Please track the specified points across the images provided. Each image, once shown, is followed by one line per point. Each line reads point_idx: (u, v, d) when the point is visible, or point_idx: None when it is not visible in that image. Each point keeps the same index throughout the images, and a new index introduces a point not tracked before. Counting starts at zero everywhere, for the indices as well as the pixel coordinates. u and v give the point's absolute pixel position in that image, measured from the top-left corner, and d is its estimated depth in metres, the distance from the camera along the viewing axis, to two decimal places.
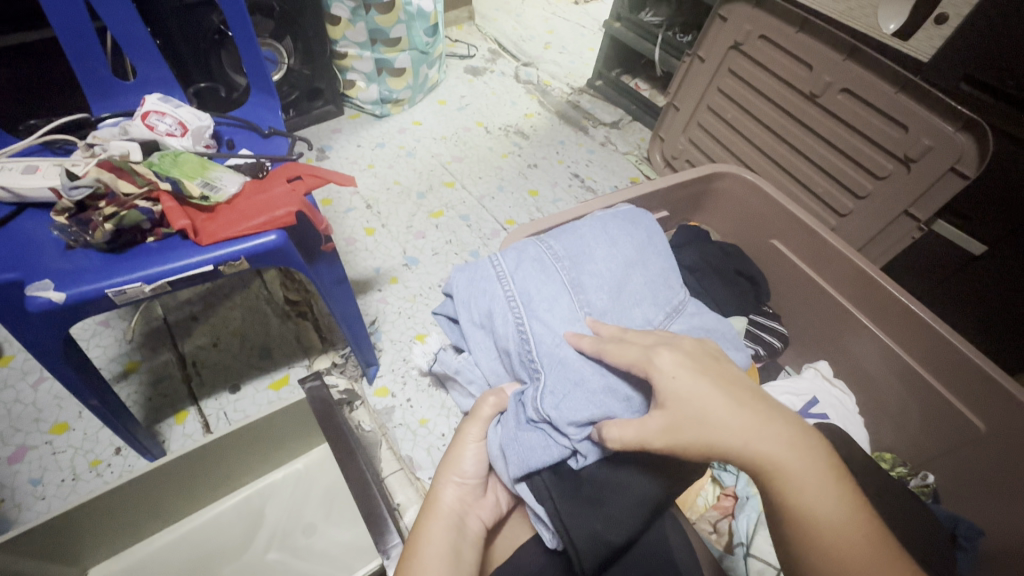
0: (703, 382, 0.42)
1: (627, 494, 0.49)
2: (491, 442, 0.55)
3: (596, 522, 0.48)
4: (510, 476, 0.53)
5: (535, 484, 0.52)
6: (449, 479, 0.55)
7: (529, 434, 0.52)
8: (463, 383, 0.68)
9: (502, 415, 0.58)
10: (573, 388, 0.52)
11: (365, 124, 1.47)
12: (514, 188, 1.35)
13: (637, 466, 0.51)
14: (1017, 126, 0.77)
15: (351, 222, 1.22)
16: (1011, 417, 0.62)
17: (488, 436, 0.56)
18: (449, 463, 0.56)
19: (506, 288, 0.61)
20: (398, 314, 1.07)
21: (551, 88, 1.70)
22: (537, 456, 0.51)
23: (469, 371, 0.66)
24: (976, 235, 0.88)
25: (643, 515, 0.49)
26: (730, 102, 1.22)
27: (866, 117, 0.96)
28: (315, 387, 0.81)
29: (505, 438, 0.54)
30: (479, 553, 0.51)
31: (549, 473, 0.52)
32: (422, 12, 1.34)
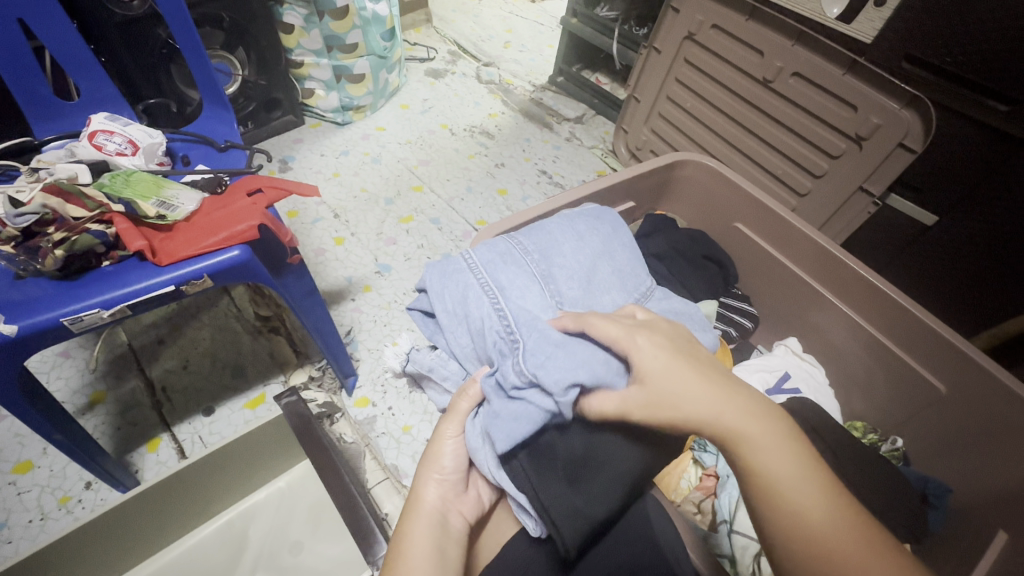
0: (682, 370, 0.43)
1: (605, 471, 0.50)
2: (471, 436, 0.54)
3: (575, 499, 0.49)
4: (490, 464, 0.53)
5: (514, 468, 0.51)
6: (431, 479, 0.54)
7: (506, 411, 0.51)
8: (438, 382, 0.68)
9: (479, 407, 0.56)
10: (554, 348, 0.50)
11: (327, 132, 1.45)
12: (482, 189, 1.35)
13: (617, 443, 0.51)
14: (957, 102, 0.81)
15: (319, 232, 1.20)
16: (966, 377, 0.66)
17: (466, 430, 0.55)
18: (428, 462, 0.56)
19: (479, 275, 0.61)
20: (373, 322, 1.05)
21: (513, 86, 1.70)
22: (520, 432, 0.49)
23: (442, 368, 0.66)
24: (926, 207, 0.93)
25: (622, 489, 0.51)
26: (688, 92, 1.24)
27: (815, 99, 0.99)
28: (291, 402, 0.79)
29: (491, 414, 0.52)
30: (463, 550, 0.51)
31: (523, 453, 0.51)
32: (378, 17, 1.32)
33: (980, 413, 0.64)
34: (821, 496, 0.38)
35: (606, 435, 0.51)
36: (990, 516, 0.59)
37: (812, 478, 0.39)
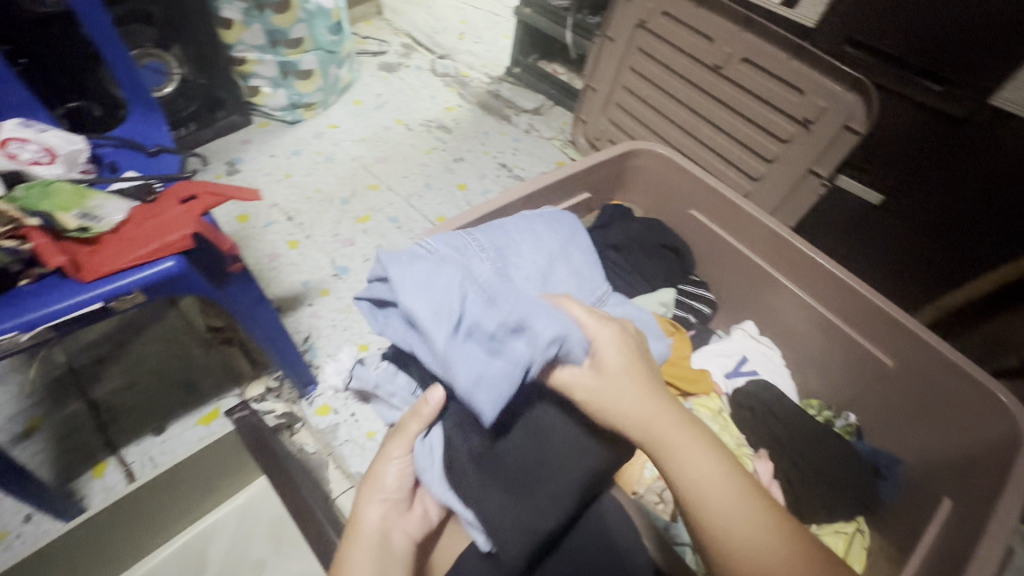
0: (628, 386, 0.45)
1: (554, 483, 0.50)
2: (419, 457, 0.56)
3: (521, 514, 0.50)
4: (438, 485, 0.56)
5: (458, 483, 0.53)
6: (373, 504, 0.56)
7: (472, 415, 0.52)
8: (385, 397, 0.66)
9: (427, 429, 0.56)
10: (533, 301, 0.47)
11: (275, 132, 1.39)
12: (441, 184, 1.33)
13: (576, 452, 0.50)
14: (898, 84, 0.86)
15: (271, 237, 1.15)
16: (912, 351, 0.68)
17: (415, 451, 0.56)
18: (372, 484, 0.57)
19: (438, 250, 0.55)
20: (332, 327, 1.02)
21: (469, 78, 1.67)
22: (482, 439, 0.51)
23: (389, 385, 0.65)
24: (872, 187, 0.97)
25: (574, 498, 0.51)
26: (642, 80, 1.24)
27: (764, 83, 1.00)
28: (243, 416, 0.75)
29: (455, 420, 0.53)
30: (406, 568, 0.54)
31: (470, 465, 0.52)
32: (323, 10, 1.27)
33: (926, 385, 0.67)
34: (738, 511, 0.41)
35: (563, 447, 0.50)
36: (936, 485, 0.62)
37: (732, 487, 0.42)
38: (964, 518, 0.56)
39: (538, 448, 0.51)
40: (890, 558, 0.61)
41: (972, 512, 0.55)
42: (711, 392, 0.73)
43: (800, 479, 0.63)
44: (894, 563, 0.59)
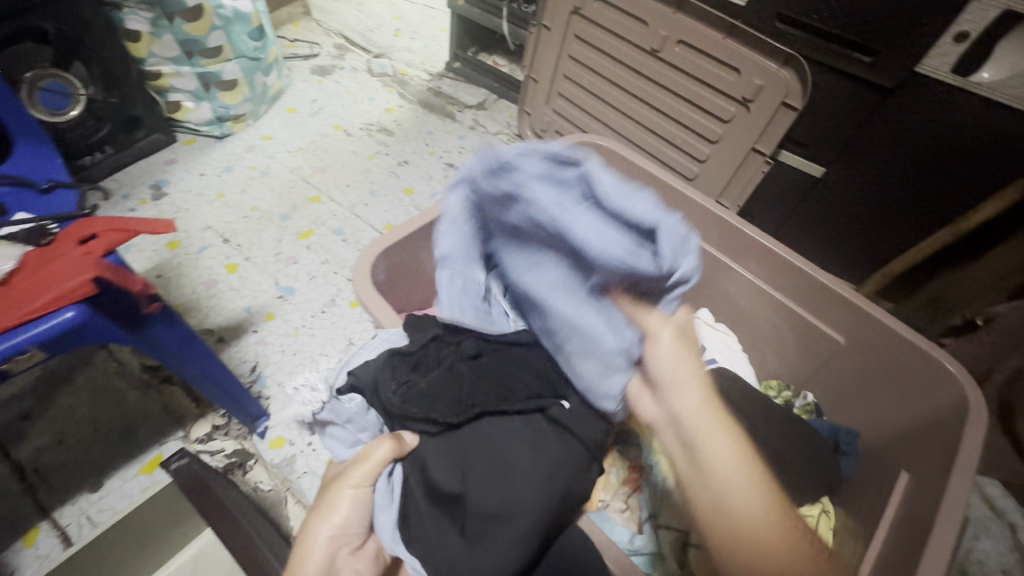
0: (684, 358, 0.50)
1: (508, 530, 0.52)
2: (378, 493, 0.59)
3: (473, 559, 0.52)
4: (388, 535, 0.57)
5: (412, 517, 0.56)
6: (320, 534, 0.56)
7: (438, 454, 0.57)
8: (348, 428, 0.65)
9: (393, 468, 0.60)
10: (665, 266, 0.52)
11: (203, 149, 1.30)
12: (386, 191, 1.27)
13: (528, 495, 0.53)
14: (828, 57, 0.86)
15: (207, 262, 1.08)
16: (860, 326, 0.68)
17: (377, 487, 0.59)
18: (325, 510, 0.58)
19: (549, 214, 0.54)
20: (281, 352, 0.97)
21: (408, 76, 1.61)
22: (448, 477, 0.56)
23: (363, 420, 0.64)
24: (813, 160, 0.99)
25: (529, 541, 0.53)
26: (582, 68, 1.21)
27: (702, 66, 0.99)
28: (182, 466, 0.70)
29: (419, 459, 0.59)
30: None
31: (427, 499, 0.57)
32: (240, 14, 1.19)
33: (876, 357, 0.67)
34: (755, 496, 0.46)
35: (518, 491, 0.53)
36: (892, 456, 0.63)
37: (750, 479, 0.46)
38: (920, 490, 0.56)
39: (499, 494, 0.53)
40: (853, 536, 0.61)
41: (927, 484, 0.56)
42: None
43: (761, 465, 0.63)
44: (857, 541, 0.60)
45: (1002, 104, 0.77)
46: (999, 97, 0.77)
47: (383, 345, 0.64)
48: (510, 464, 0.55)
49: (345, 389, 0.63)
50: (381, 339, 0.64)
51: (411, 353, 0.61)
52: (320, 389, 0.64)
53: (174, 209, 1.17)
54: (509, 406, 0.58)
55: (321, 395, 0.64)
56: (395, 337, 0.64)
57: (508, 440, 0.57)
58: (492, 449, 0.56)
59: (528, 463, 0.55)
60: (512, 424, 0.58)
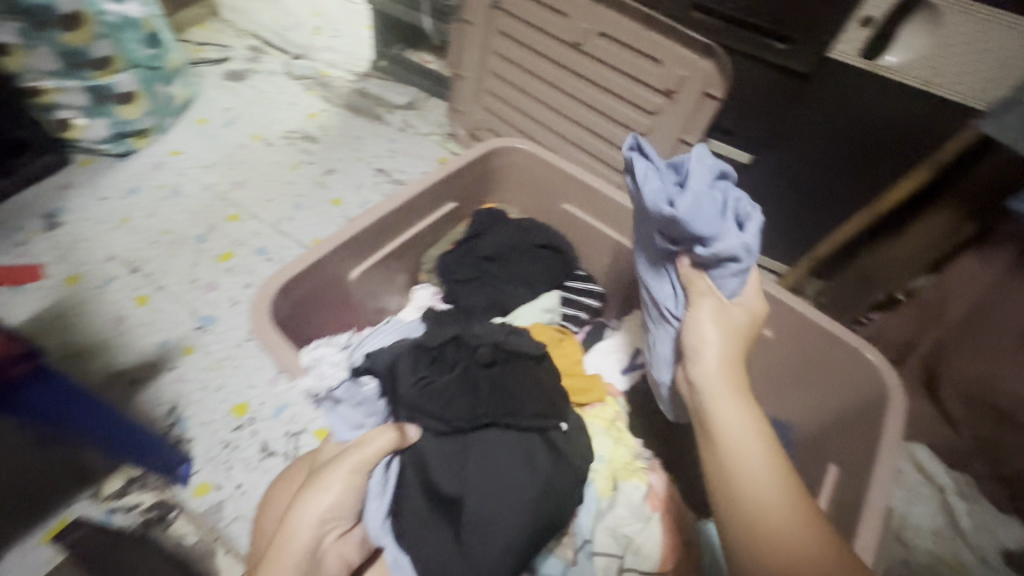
0: (715, 331, 0.54)
1: (501, 533, 0.51)
2: (373, 481, 0.55)
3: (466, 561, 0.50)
4: (376, 528, 0.54)
5: (406, 509, 0.54)
6: (310, 515, 0.48)
7: (439, 456, 0.55)
8: (356, 414, 0.56)
9: (392, 458, 0.56)
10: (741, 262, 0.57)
11: (103, 169, 1.19)
12: (313, 203, 1.20)
13: (533, 495, 0.53)
14: (745, 46, 0.86)
15: (114, 296, 0.99)
16: (788, 321, 0.67)
17: (374, 475, 0.55)
18: (316, 488, 0.50)
19: None
20: (202, 390, 0.89)
21: (331, 78, 1.52)
22: (449, 478, 0.54)
23: (377, 404, 0.57)
24: (741, 147, 0.99)
25: (524, 544, 0.51)
26: (508, 64, 1.16)
27: (625, 58, 0.97)
28: (77, 539, 0.72)
29: (418, 457, 0.55)
30: None
31: (423, 495, 0.54)
32: (129, 19, 1.09)
33: (806, 349, 0.67)
34: (771, 477, 0.44)
35: (520, 490, 0.53)
36: (829, 446, 0.64)
37: (767, 464, 0.45)
38: (853, 481, 0.57)
39: (495, 499, 0.52)
40: None
41: (858, 475, 0.56)
42: (607, 396, 0.69)
43: None
44: None
45: (909, 85, 0.80)
46: (907, 80, 0.79)
47: (398, 333, 0.65)
48: (509, 471, 0.54)
49: (364, 370, 0.56)
50: (393, 328, 0.66)
51: (432, 348, 0.59)
52: (341, 365, 0.58)
53: (72, 239, 1.06)
54: (516, 420, 0.56)
55: (342, 371, 0.57)
56: (410, 327, 0.66)
57: (509, 451, 0.55)
58: (496, 456, 0.55)
59: (527, 477, 0.54)
60: (505, 437, 0.56)
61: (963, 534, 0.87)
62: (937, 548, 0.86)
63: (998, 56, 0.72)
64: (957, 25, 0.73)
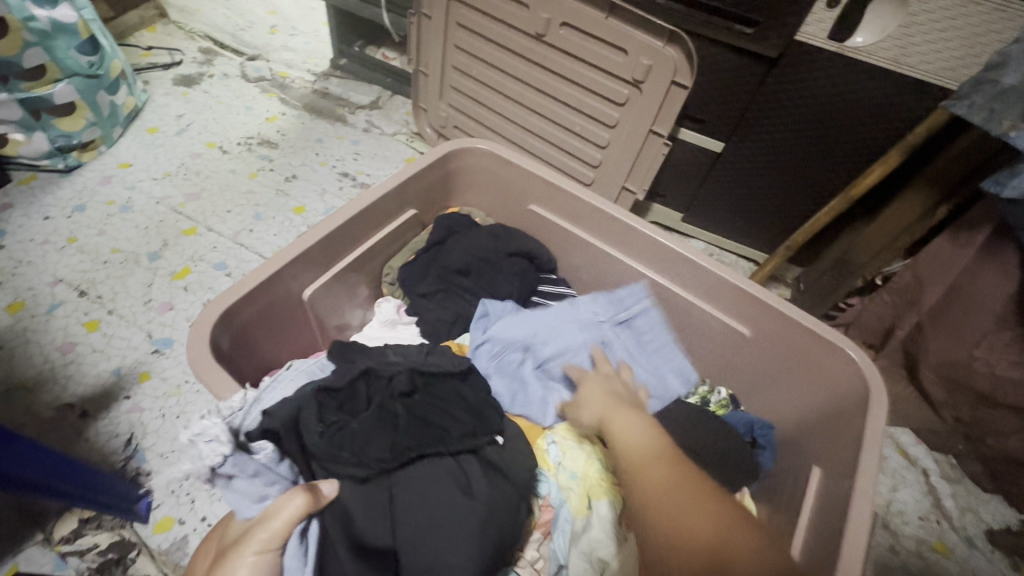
0: (591, 400, 0.58)
1: None
2: (287, 555, 0.43)
3: None
4: None
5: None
6: None
7: (365, 505, 0.48)
8: (249, 489, 0.45)
9: (309, 523, 0.45)
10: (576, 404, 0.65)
11: (45, 186, 1.11)
12: (274, 212, 1.15)
13: (480, 532, 0.48)
14: (712, 32, 0.83)
15: (60, 323, 0.93)
16: (764, 317, 0.66)
17: (286, 552, 0.43)
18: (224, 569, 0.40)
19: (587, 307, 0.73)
20: (160, 418, 0.84)
21: (289, 79, 1.46)
22: (380, 532, 0.47)
23: (271, 472, 0.47)
24: (712, 136, 0.97)
25: None
26: (470, 58, 1.12)
27: (588, 48, 0.93)
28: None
29: (340, 509, 0.47)
30: None
31: (351, 557, 0.45)
32: (60, 25, 1.01)
33: (783, 345, 0.65)
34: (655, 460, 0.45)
35: (463, 531, 0.47)
36: (809, 445, 0.62)
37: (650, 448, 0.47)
38: (835, 482, 0.55)
39: (435, 547, 0.47)
40: (778, 531, 0.59)
41: (839, 476, 0.54)
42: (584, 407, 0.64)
43: None
44: (782, 536, 0.58)
45: (877, 66, 0.78)
46: (875, 60, 0.77)
47: (302, 377, 0.58)
48: (444, 511, 0.48)
49: (258, 432, 0.48)
50: (296, 372, 0.59)
51: (340, 389, 0.55)
52: (222, 438, 0.44)
53: (13, 263, 0.99)
54: (444, 447, 0.53)
55: (224, 446, 0.44)
56: (316, 367, 0.60)
57: (443, 483, 0.50)
58: (427, 494, 0.49)
59: (471, 508, 0.49)
60: (440, 463, 0.52)
61: (947, 515, 0.87)
62: (923, 533, 0.85)
63: (963, 32, 0.71)
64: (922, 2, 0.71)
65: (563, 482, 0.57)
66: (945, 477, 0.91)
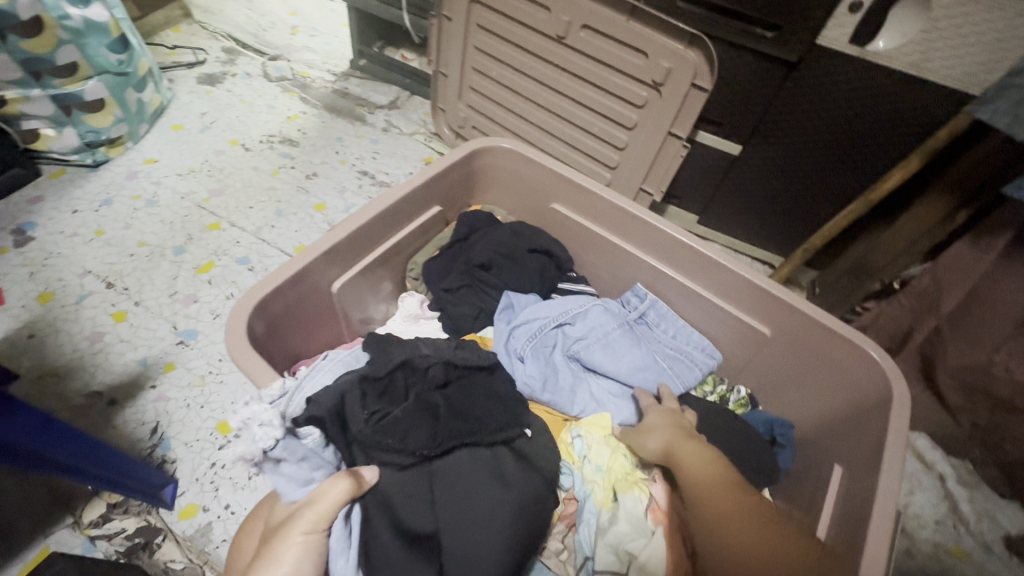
0: (655, 431, 0.57)
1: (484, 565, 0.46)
2: (333, 537, 0.45)
3: None
4: None
5: (379, 561, 0.45)
6: None
7: (405, 491, 0.49)
8: (297, 472, 0.48)
9: (352, 507, 0.47)
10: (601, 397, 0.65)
11: (75, 181, 1.14)
12: (295, 209, 1.16)
13: (511, 521, 0.49)
14: (733, 36, 0.84)
15: (89, 314, 0.95)
16: (786, 318, 0.66)
17: (332, 533, 0.45)
18: (273, 552, 0.41)
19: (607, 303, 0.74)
20: (185, 408, 0.85)
21: (310, 78, 1.48)
22: (419, 516, 0.48)
23: (315, 456, 0.50)
24: (730, 138, 0.98)
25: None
26: (490, 59, 1.13)
27: (609, 50, 0.94)
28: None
29: (381, 496, 0.48)
30: None
31: (396, 540, 0.46)
32: (92, 24, 1.04)
33: (805, 346, 0.66)
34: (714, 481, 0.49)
35: (495, 520, 0.49)
36: (830, 444, 0.62)
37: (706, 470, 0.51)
38: (857, 481, 0.55)
39: (472, 533, 0.48)
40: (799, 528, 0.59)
41: (861, 475, 0.55)
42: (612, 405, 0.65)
43: None
44: None
45: (898, 71, 0.78)
46: (897, 65, 0.78)
47: (339, 367, 0.59)
48: (478, 500, 0.50)
49: (306, 419, 0.50)
50: (333, 361, 0.60)
51: (380, 378, 0.56)
52: (274, 422, 0.47)
53: (44, 255, 1.02)
54: (481, 436, 0.54)
55: (276, 430, 0.47)
56: (352, 358, 0.61)
57: (474, 473, 0.52)
58: (462, 483, 0.51)
59: (498, 498, 0.50)
60: (470, 453, 0.53)
61: (964, 520, 0.87)
62: (939, 537, 0.85)
63: (987, 38, 0.71)
64: (944, 9, 0.71)
65: (587, 475, 0.58)
66: (962, 481, 0.90)
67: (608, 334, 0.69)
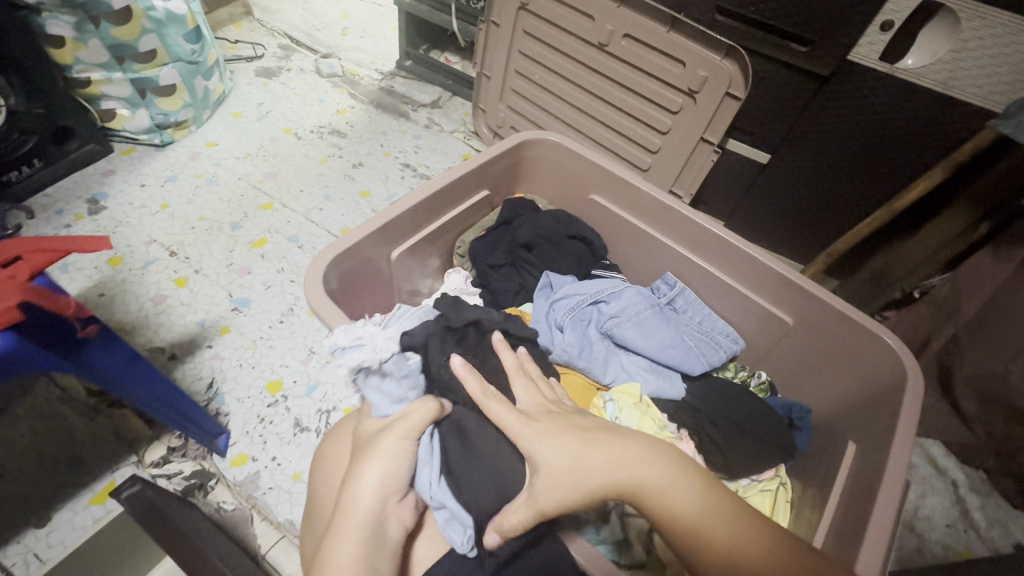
0: (591, 456, 0.46)
1: None
2: (422, 448, 0.53)
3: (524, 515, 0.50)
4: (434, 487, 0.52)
5: (458, 472, 0.53)
6: (368, 481, 0.46)
7: (477, 423, 0.56)
8: (395, 387, 0.56)
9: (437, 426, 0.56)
10: (632, 370, 0.70)
11: (143, 158, 1.23)
12: (342, 194, 1.24)
13: None
14: (769, 49, 0.89)
15: (153, 277, 1.03)
16: (809, 308, 0.71)
17: (421, 445, 0.53)
18: (364, 459, 0.48)
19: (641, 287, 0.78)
20: (239, 366, 0.93)
21: (359, 76, 1.57)
22: (490, 440, 0.55)
23: (409, 377, 0.58)
24: (760, 147, 1.03)
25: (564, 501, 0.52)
26: (532, 63, 1.20)
27: (647, 58, 1.00)
28: (135, 494, 0.63)
29: (452, 425, 0.56)
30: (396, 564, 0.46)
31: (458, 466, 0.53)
32: (173, 15, 1.13)
33: (824, 336, 0.70)
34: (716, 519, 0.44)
35: None
36: (845, 427, 0.66)
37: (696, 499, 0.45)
38: (871, 456, 0.59)
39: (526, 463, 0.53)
40: (812, 502, 0.64)
41: (874, 452, 0.59)
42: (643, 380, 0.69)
43: (722, 435, 0.65)
44: (815, 508, 0.62)
45: (924, 88, 0.82)
46: (925, 82, 0.82)
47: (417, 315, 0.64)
48: None
49: (405, 344, 0.58)
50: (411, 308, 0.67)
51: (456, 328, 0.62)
52: (392, 339, 0.58)
53: (114, 222, 1.10)
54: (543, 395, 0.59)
55: (393, 345, 0.57)
56: (424, 311, 0.65)
57: None
58: None
59: None
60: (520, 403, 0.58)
61: (975, 525, 0.89)
62: (948, 539, 0.88)
63: (1014, 59, 0.75)
64: (974, 30, 0.75)
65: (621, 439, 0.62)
66: (975, 489, 0.93)
67: (642, 313, 0.73)
